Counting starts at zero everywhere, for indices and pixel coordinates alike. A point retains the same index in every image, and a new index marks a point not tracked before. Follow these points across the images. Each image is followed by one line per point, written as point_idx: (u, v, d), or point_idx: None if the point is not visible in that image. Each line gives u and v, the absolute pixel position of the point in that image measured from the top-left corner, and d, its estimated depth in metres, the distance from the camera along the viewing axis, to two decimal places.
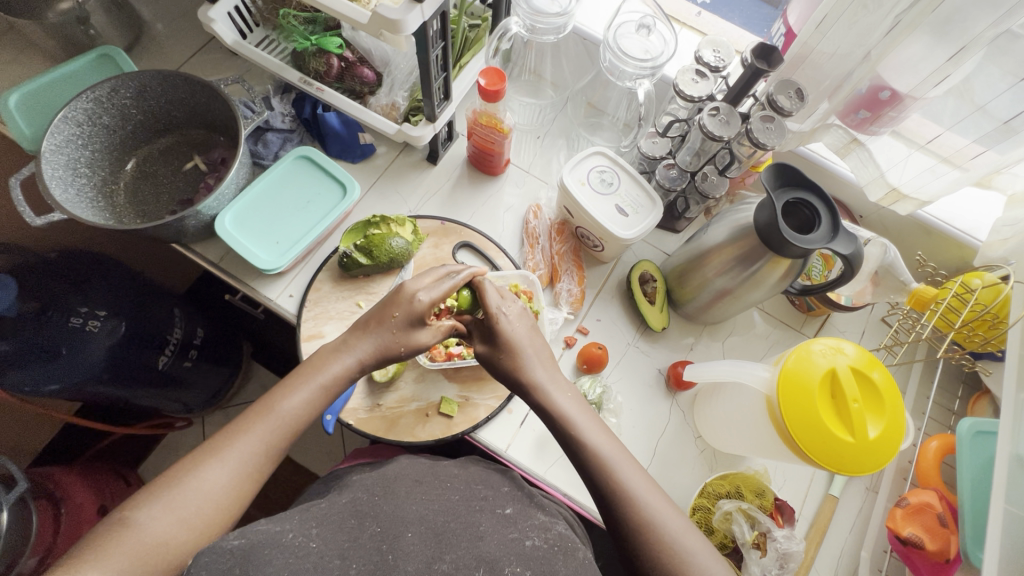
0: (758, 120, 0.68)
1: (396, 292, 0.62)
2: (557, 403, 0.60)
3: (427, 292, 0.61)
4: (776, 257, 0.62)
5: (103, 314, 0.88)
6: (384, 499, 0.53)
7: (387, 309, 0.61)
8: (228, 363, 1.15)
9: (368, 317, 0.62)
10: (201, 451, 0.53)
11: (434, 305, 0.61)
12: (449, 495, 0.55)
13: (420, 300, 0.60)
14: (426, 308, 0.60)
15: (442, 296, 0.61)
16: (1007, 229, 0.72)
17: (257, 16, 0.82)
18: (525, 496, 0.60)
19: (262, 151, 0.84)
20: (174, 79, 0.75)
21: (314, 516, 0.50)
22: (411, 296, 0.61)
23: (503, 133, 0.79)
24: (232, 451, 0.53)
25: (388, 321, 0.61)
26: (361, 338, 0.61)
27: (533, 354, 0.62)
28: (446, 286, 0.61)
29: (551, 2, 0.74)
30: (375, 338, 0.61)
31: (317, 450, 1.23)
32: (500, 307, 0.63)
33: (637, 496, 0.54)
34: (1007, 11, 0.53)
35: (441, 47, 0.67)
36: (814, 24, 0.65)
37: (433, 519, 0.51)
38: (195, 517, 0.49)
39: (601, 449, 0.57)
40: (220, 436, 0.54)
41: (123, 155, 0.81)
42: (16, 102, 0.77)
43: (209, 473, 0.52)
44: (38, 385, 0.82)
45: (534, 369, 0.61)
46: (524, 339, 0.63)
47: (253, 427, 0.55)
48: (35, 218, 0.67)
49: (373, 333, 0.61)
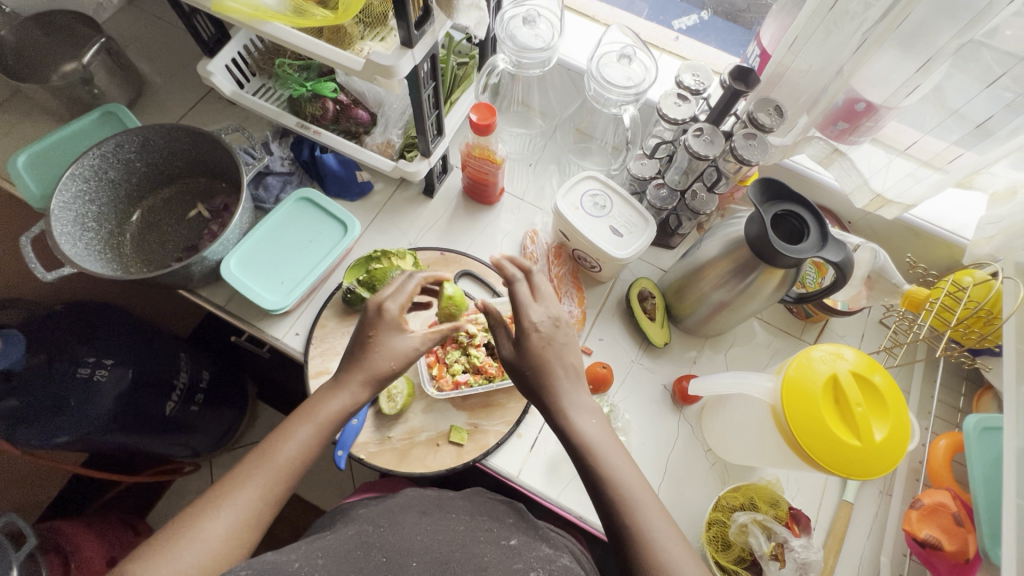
0: (740, 138, 0.71)
1: (365, 312, 0.62)
2: (583, 427, 0.57)
3: (393, 300, 0.62)
4: (770, 268, 0.63)
5: (110, 363, 0.89)
6: (390, 530, 0.54)
7: (363, 331, 0.60)
8: (234, 404, 1.16)
9: (346, 354, 0.61)
10: (202, 501, 0.53)
11: (403, 308, 0.61)
12: (455, 526, 0.56)
13: (388, 308, 0.61)
14: (397, 315, 0.61)
15: (408, 297, 0.63)
16: (991, 227, 0.73)
17: (254, 66, 0.86)
18: (529, 528, 0.60)
19: (264, 195, 0.86)
20: (176, 131, 0.78)
21: (320, 547, 0.50)
22: (379, 308, 0.61)
23: (496, 163, 0.81)
24: (232, 499, 0.53)
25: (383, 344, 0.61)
26: (345, 378, 0.59)
27: (563, 377, 0.59)
28: (409, 287, 0.63)
29: (535, 37, 0.77)
30: (361, 374, 0.59)
31: (327, 488, 1.22)
32: (534, 322, 0.58)
33: (654, 540, 0.52)
34: (968, 23, 0.56)
35: (432, 87, 0.71)
36: (786, 45, 0.69)
37: (437, 548, 0.51)
38: (193, 566, 0.49)
39: (620, 477, 0.55)
40: (222, 485, 0.54)
41: (129, 207, 0.83)
42: (24, 162, 0.80)
43: (210, 525, 0.51)
44: (45, 439, 0.82)
45: (564, 390, 0.58)
46: (555, 355, 0.59)
47: (252, 474, 0.55)
48: (46, 273, 0.69)
49: (358, 370, 0.59)
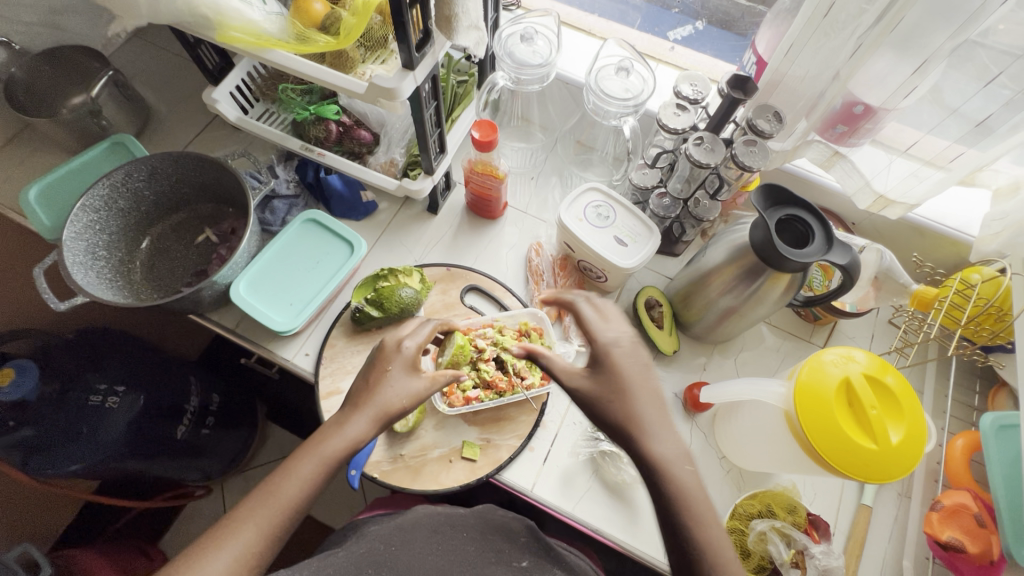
0: (741, 145, 0.71)
1: (380, 348, 0.65)
2: (677, 470, 0.50)
3: (411, 338, 0.65)
4: (776, 272, 0.63)
5: (121, 389, 0.89)
6: (401, 550, 0.54)
7: (379, 364, 0.63)
8: (244, 425, 1.16)
9: (356, 390, 0.61)
10: (201, 541, 0.49)
11: (419, 349, 0.65)
12: (466, 547, 0.57)
13: (405, 346, 0.64)
14: (414, 354, 0.64)
15: (424, 340, 0.66)
16: (997, 223, 0.72)
17: (257, 91, 0.87)
18: (542, 548, 0.61)
19: (271, 218, 0.87)
20: (184, 159, 0.80)
21: (331, 566, 0.51)
22: (397, 344, 0.64)
23: (499, 178, 0.82)
24: (233, 539, 0.50)
25: (385, 372, 0.62)
26: (355, 413, 0.58)
27: (651, 408, 0.53)
28: (426, 331, 0.67)
29: (533, 54, 0.78)
30: (369, 412, 0.59)
31: (339, 507, 1.21)
32: (607, 336, 0.57)
33: None
34: (962, 24, 0.56)
35: (434, 107, 0.72)
36: (781, 53, 0.70)
37: (449, 569, 0.53)
38: None
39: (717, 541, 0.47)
40: (223, 522, 0.51)
41: (138, 234, 0.84)
42: (36, 195, 0.81)
43: (209, 566, 0.47)
44: (59, 467, 0.82)
45: (654, 427, 0.52)
46: (639, 382, 0.54)
47: (254, 513, 0.51)
48: (59, 303, 0.70)
49: (367, 407, 0.59)
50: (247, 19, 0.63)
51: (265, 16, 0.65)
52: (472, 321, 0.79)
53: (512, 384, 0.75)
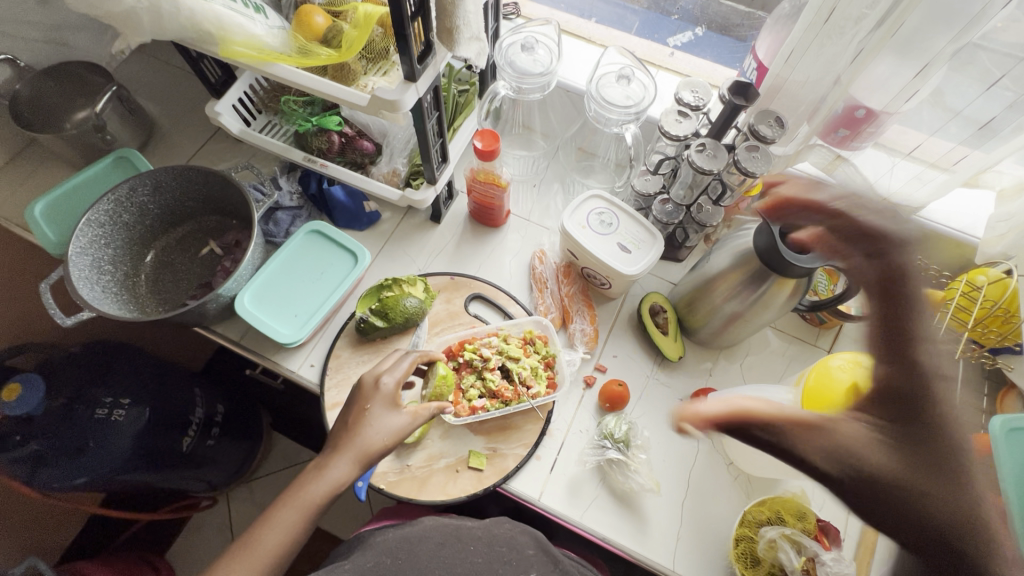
0: (743, 150, 0.71)
1: (360, 385, 0.66)
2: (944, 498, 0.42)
3: (390, 374, 0.66)
4: (781, 278, 0.63)
5: (127, 402, 0.90)
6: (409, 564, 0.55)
7: (359, 402, 0.64)
8: (249, 435, 1.16)
9: (337, 431, 0.63)
10: None
11: (400, 384, 0.65)
12: (473, 559, 0.58)
13: (385, 383, 0.65)
14: (394, 390, 0.65)
15: (404, 374, 0.66)
16: (1002, 225, 0.72)
17: (259, 104, 0.88)
18: (550, 560, 0.61)
19: (274, 229, 0.87)
20: (188, 172, 0.80)
21: None
22: (376, 381, 0.65)
23: (502, 187, 0.82)
24: None
25: (364, 411, 0.63)
26: (334, 457, 0.60)
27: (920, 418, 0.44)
28: (405, 364, 0.67)
29: (534, 62, 0.78)
30: (348, 455, 0.60)
31: (346, 516, 1.21)
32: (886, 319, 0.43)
33: None
34: (962, 28, 0.56)
35: (436, 117, 0.73)
36: (782, 59, 0.69)
37: None
38: None
39: None
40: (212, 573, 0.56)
41: (143, 248, 0.84)
42: (41, 211, 0.82)
43: None
44: (65, 480, 0.82)
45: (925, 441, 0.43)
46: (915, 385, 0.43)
47: (237, 565, 0.56)
48: (66, 317, 0.70)
49: (347, 450, 0.61)
50: (249, 34, 0.63)
51: (267, 31, 0.65)
52: (477, 330, 0.79)
53: (518, 393, 0.74)
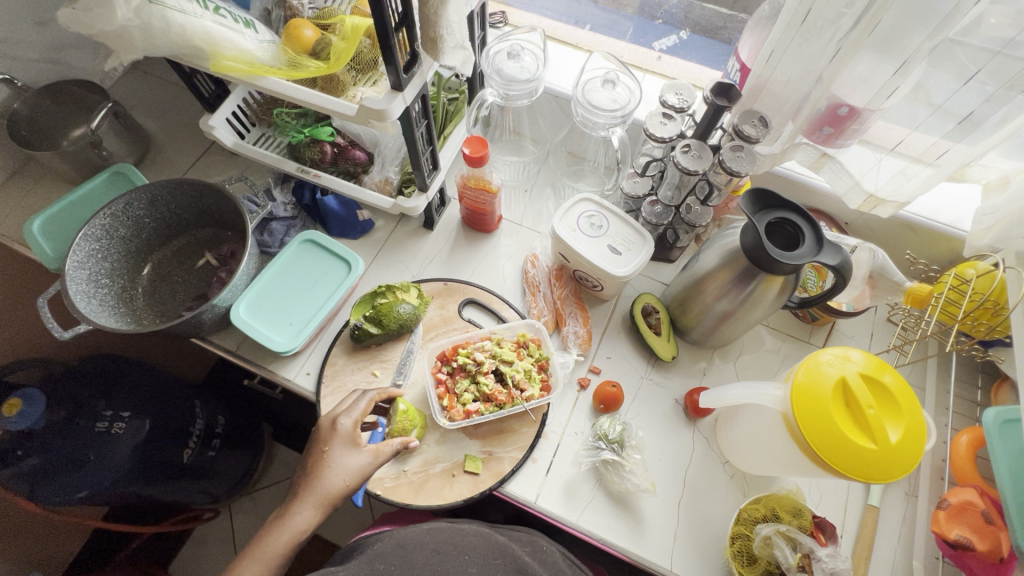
0: (727, 150, 0.73)
1: (318, 429, 0.67)
2: None
3: (348, 415, 0.67)
4: (769, 275, 0.64)
5: (127, 414, 0.90)
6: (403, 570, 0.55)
7: (319, 446, 0.65)
8: (250, 446, 1.17)
9: (299, 479, 0.64)
10: None
11: (357, 423, 0.66)
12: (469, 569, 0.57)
13: (342, 424, 0.66)
14: (352, 430, 0.66)
15: (362, 413, 0.67)
16: (989, 218, 0.73)
17: (253, 116, 0.89)
18: None
19: (268, 240, 0.88)
20: (182, 185, 0.81)
21: None
22: (333, 423, 0.66)
23: (492, 192, 0.83)
24: None
25: (322, 454, 0.64)
26: (296, 502, 0.62)
27: None
28: (362, 404, 0.68)
29: (521, 69, 0.79)
30: (310, 499, 0.62)
31: (347, 525, 1.21)
32: None
33: None
34: (937, 25, 0.57)
35: (424, 125, 0.74)
36: (763, 59, 0.70)
37: None
38: None
39: None
40: None
41: (140, 261, 0.85)
42: (40, 226, 0.83)
43: None
44: (67, 495, 0.82)
45: None
46: None
47: None
48: (63, 331, 0.71)
49: (308, 495, 0.62)
50: (240, 48, 0.65)
51: (258, 45, 0.67)
52: (471, 334, 0.80)
53: (512, 396, 0.74)
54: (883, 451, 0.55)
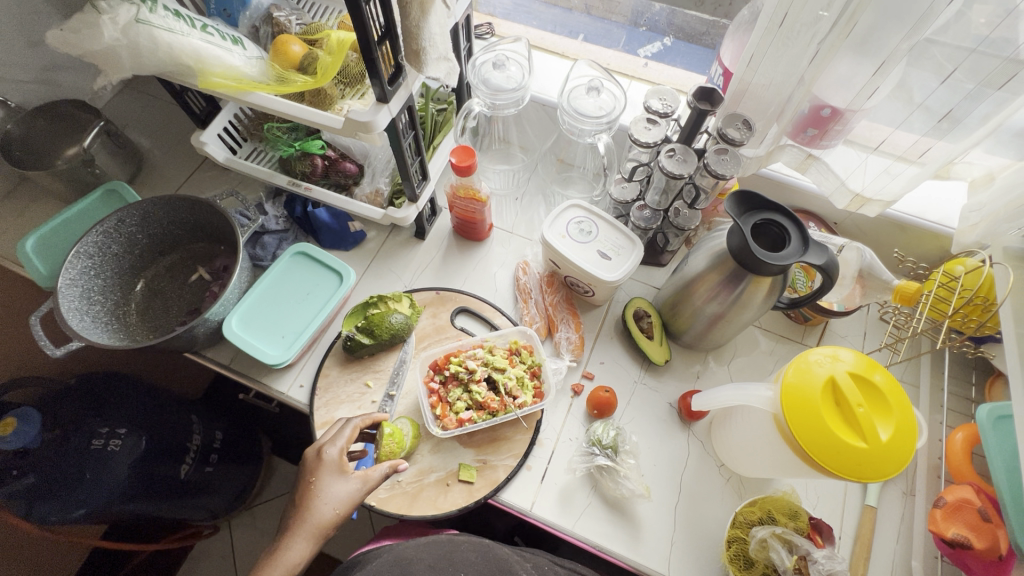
0: (712, 154, 0.73)
1: (305, 461, 0.66)
2: None
3: (333, 444, 0.66)
4: (756, 276, 0.64)
5: (124, 432, 0.89)
6: None
7: (307, 477, 0.64)
8: (249, 461, 1.17)
9: (291, 514, 0.63)
10: None
11: (343, 451, 0.66)
12: None
13: (328, 454, 0.65)
14: (338, 458, 0.65)
15: (347, 441, 0.67)
16: (974, 214, 0.73)
17: (244, 132, 0.90)
18: None
19: (261, 253, 0.89)
20: (173, 202, 0.82)
21: None
22: (319, 453, 0.66)
23: (481, 201, 0.83)
24: None
25: (310, 486, 0.63)
26: (289, 537, 0.60)
27: None
28: (347, 431, 0.68)
29: (507, 78, 0.80)
30: (304, 532, 0.61)
31: (346, 537, 1.21)
32: None
33: None
34: (913, 25, 0.58)
35: (412, 135, 0.74)
36: (744, 63, 0.71)
37: None
38: None
39: None
40: None
41: (133, 277, 0.85)
42: (33, 245, 0.83)
43: None
44: (63, 514, 0.82)
45: None
46: None
47: None
48: (56, 349, 0.71)
49: (301, 530, 0.61)
50: (227, 65, 0.66)
51: (246, 61, 0.68)
52: (467, 342, 0.80)
53: (505, 404, 0.74)
54: (877, 453, 0.55)
